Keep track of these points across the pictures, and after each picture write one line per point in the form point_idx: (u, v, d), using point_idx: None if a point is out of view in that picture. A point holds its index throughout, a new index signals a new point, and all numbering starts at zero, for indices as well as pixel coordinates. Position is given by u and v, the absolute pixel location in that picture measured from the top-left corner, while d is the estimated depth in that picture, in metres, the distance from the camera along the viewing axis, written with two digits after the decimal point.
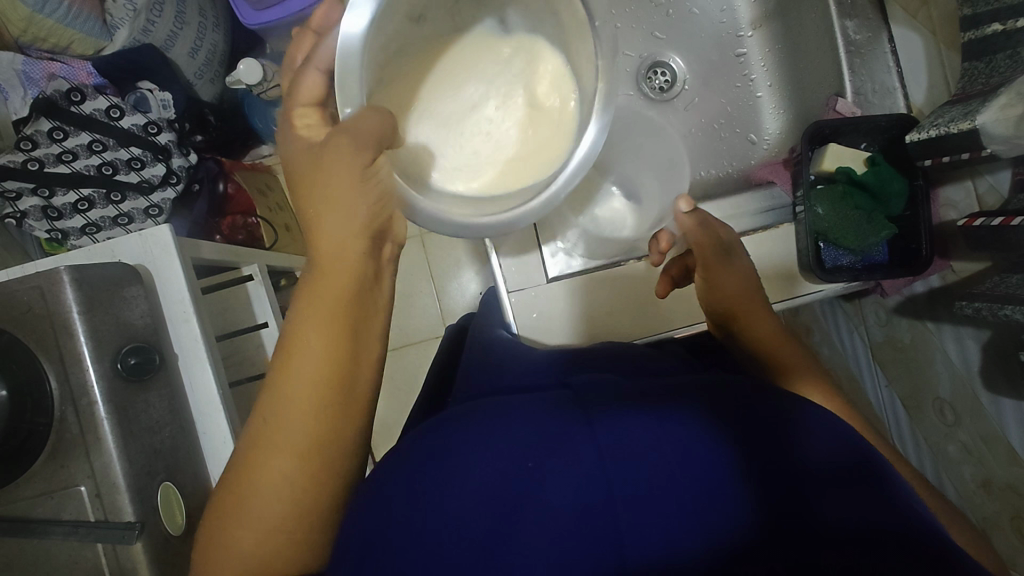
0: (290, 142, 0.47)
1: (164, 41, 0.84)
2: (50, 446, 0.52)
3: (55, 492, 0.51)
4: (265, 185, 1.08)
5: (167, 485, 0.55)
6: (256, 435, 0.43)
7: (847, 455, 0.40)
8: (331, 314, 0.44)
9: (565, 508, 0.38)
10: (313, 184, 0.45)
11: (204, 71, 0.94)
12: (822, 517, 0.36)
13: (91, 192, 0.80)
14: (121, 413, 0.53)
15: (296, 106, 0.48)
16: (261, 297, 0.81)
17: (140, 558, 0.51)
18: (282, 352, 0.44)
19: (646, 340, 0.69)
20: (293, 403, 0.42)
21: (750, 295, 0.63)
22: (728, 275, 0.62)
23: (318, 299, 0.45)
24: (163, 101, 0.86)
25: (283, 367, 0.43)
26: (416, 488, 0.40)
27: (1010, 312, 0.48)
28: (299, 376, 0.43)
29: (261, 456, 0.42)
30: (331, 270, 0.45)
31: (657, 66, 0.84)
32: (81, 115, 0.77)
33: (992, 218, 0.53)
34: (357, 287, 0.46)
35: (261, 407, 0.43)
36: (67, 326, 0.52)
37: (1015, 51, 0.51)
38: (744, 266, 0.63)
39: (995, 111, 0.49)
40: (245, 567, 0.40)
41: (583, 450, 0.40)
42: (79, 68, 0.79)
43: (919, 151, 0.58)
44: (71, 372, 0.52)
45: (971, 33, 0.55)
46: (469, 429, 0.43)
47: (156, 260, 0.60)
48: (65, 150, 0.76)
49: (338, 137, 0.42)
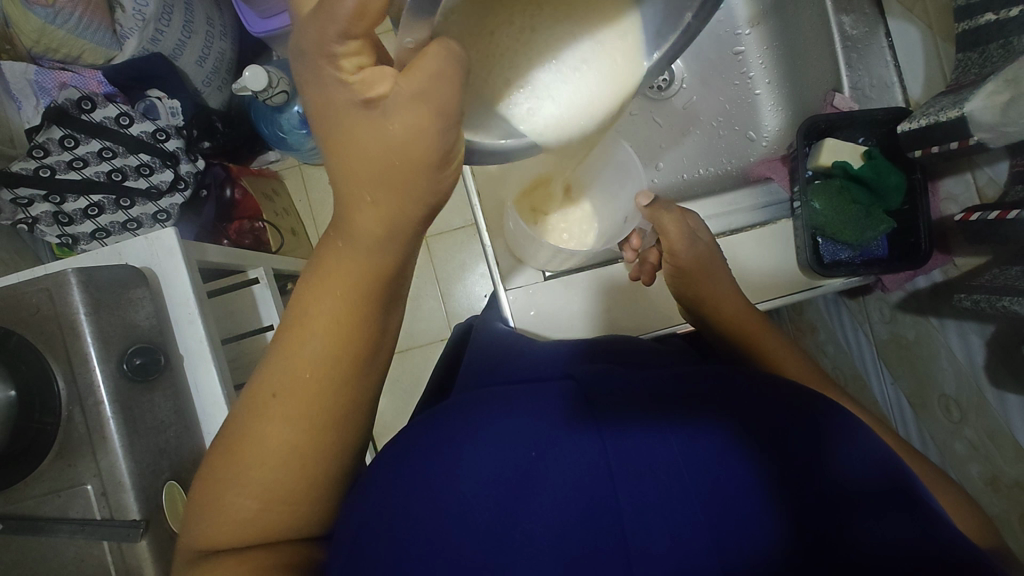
0: (329, 88, 0.36)
1: (172, 49, 0.86)
2: (58, 446, 0.53)
3: (62, 491, 0.52)
4: (272, 191, 1.10)
5: (172, 484, 0.56)
6: (257, 404, 0.42)
7: (864, 461, 0.40)
8: (352, 297, 0.42)
9: (569, 508, 0.38)
10: (357, 152, 0.37)
11: (212, 79, 0.95)
12: (857, 543, 0.34)
13: (102, 197, 0.81)
14: (127, 413, 0.54)
15: (337, 34, 0.33)
16: (267, 299, 0.82)
17: (145, 556, 0.52)
18: (293, 329, 0.42)
19: (652, 336, 0.69)
20: (303, 381, 0.41)
21: (731, 287, 0.63)
22: (708, 265, 0.63)
23: (339, 280, 0.42)
24: (172, 108, 0.88)
25: (298, 346, 0.41)
26: (422, 489, 0.39)
27: (1010, 304, 0.48)
28: (313, 358, 0.41)
29: (269, 438, 0.41)
30: (351, 254, 0.41)
31: None
32: (92, 123, 0.79)
33: (989, 213, 0.53)
34: (384, 276, 0.43)
35: (274, 384, 0.42)
36: (75, 327, 0.53)
37: (1008, 41, 0.50)
38: (719, 257, 0.64)
39: (984, 99, 0.49)
40: (241, 537, 0.40)
41: (589, 454, 0.40)
42: (90, 77, 0.82)
43: (908, 141, 0.59)
44: (78, 372, 0.53)
45: (966, 24, 0.54)
46: (474, 427, 0.43)
47: (160, 263, 0.61)
48: (75, 158, 0.78)
49: (404, 106, 0.35)
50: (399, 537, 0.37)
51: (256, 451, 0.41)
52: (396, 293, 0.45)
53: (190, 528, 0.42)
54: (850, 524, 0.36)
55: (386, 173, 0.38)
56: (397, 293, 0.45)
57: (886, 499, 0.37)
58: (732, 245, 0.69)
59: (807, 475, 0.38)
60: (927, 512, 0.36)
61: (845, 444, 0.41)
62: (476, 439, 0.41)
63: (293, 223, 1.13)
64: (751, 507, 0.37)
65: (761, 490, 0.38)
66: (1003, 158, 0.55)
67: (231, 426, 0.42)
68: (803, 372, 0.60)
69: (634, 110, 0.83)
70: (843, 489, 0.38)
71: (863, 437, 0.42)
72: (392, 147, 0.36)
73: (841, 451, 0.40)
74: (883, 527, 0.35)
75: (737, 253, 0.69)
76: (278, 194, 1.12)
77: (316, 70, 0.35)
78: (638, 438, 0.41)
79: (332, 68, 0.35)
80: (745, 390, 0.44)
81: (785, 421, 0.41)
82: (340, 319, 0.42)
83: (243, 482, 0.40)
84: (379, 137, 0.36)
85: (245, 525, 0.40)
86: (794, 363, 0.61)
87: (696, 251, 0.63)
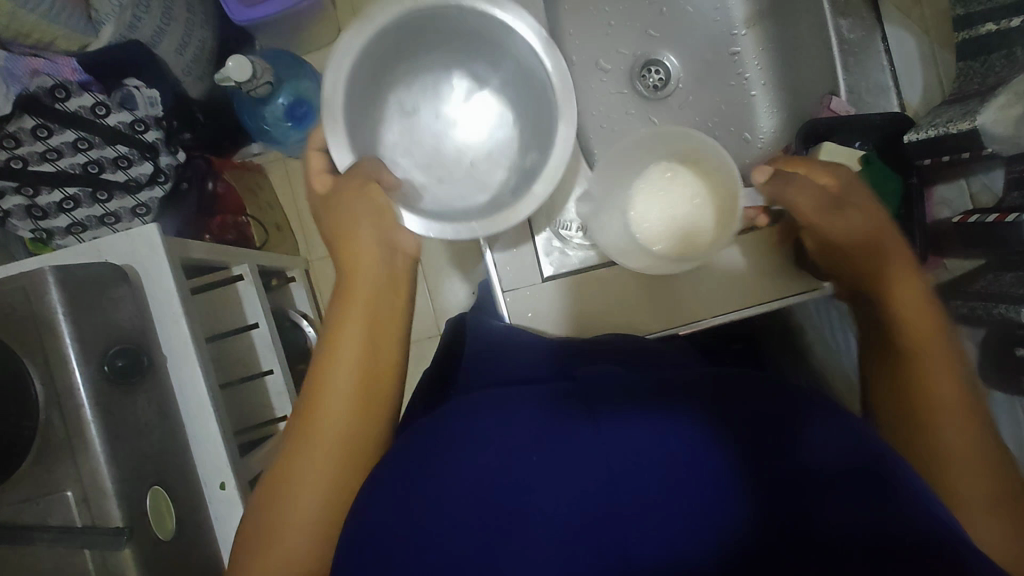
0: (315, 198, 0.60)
1: (151, 37, 0.82)
2: (35, 451, 0.50)
3: (41, 497, 0.50)
4: (255, 184, 1.07)
5: (156, 490, 0.54)
6: (303, 429, 0.51)
7: (840, 444, 0.39)
8: (366, 317, 0.55)
9: (563, 506, 0.39)
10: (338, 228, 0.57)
11: (192, 68, 0.92)
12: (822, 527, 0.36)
13: (77, 190, 0.79)
14: (109, 416, 0.52)
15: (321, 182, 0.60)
16: (253, 299, 0.79)
17: (129, 563, 0.50)
18: (327, 355, 0.54)
19: (658, 336, 0.69)
20: (338, 396, 0.51)
21: (888, 243, 0.55)
22: (860, 230, 0.55)
23: (352, 306, 0.55)
24: (151, 99, 0.83)
25: (330, 375, 0.52)
26: (401, 485, 0.41)
27: (1005, 311, 0.55)
28: (343, 372, 0.52)
29: (319, 444, 0.49)
30: (359, 282, 0.56)
31: (651, 65, 0.81)
32: (67, 112, 0.75)
33: (986, 217, 0.58)
34: (380, 295, 0.57)
35: (321, 403, 0.51)
36: (53, 328, 0.51)
37: (1010, 51, 0.57)
38: (874, 215, 0.56)
39: (996, 111, 0.55)
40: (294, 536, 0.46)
41: (587, 451, 0.40)
42: (64, 64, 0.75)
43: (918, 149, 0.62)
44: (56, 375, 0.51)
45: (966, 34, 0.62)
46: (464, 422, 0.43)
47: (142, 260, 0.60)
48: (49, 148, 0.75)
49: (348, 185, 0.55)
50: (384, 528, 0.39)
51: (311, 459, 0.49)
52: (405, 299, 0.59)
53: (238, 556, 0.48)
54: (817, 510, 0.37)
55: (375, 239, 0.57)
56: (391, 304, 0.58)
57: (864, 485, 0.37)
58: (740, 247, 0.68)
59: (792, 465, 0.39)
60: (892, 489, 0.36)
61: (822, 425, 0.40)
62: (468, 433, 0.42)
63: (278, 218, 1.10)
64: (724, 504, 0.38)
65: (735, 483, 0.39)
66: (1000, 168, 0.61)
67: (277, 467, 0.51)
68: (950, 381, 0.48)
69: (615, 88, 0.81)
70: (815, 477, 0.38)
71: (846, 417, 0.41)
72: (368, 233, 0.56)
73: (809, 431, 0.40)
74: (858, 513, 0.36)
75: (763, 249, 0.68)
76: (262, 188, 1.09)
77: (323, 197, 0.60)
78: (630, 428, 0.41)
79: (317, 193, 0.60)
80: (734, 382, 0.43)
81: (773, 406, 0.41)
82: (367, 327, 0.55)
83: (295, 495, 0.48)
84: (349, 218, 0.56)
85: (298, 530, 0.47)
86: (944, 350, 0.50)
87: (845, 209, 0.56)
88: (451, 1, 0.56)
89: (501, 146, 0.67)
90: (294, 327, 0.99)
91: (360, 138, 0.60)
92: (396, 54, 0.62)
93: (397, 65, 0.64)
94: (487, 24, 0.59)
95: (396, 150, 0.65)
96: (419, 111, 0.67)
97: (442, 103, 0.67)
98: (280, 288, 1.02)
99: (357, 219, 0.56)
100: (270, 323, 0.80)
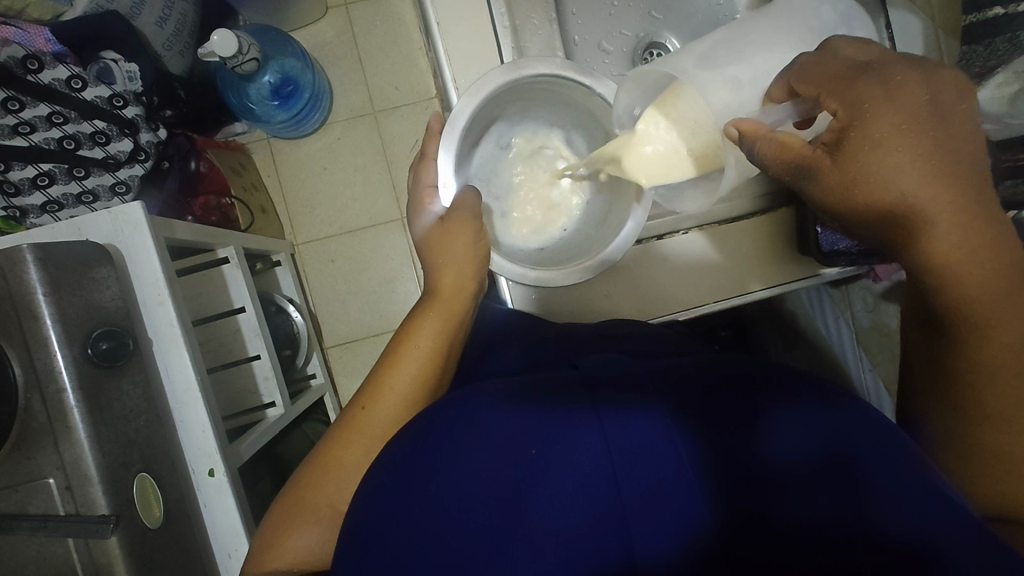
0: (421, 212, 0.66)
1: (129, 9, 0.79)
2: (15, 437, 0.48)
3: (22, 484, 0.48)
4: (240, 165, 1.04)
5: (142, 477, 0.52)
6: (352, 420, 0.53)
7: (808, 435, 0.38)
8: (444, 322, 0.59)
9: (541, 506, 0.37)
10: (438, 244, 0.62)
11: (173, 42, 0.89)
12: (784, 519, 0.35)
13: (52, 166, 0.73)
14: (93, 401, 0.50)
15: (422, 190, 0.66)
16: (238, 280, 0.77)
17: (116, 552, 0.48)
18: (393, 353, 0.57)
19: (660, 320, 0.69)
20: (397, 393, 0.54)
21: (928, 184, 0.41)
22: (888, 181, 0.42)
23: (437, 311, 0.59)
24: (130, 73, 0.80)
25: (394, 373, 0.55)
26: (380, 485, 0.41)
27: None
28: (408, 377, 0.55)
29: (361, 438, 0.52)
30: (445, 294, 0.61)
31: (654, 48, 0.83)
32: (40, 84, 0.70)
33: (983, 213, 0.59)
34: (455, 310, 0.60)
35: (381, 398, 0.54)
36: (32, 309, 0.48)
37: (1014, 35, 0.58)
38: (917, 146, 0.41)
39: (994, 90, 0.58)
40: (313, 526, 0.48)
41: (572, 444, 0.39)
42: (36, 34, 0.71)
43: None
44: (37, 358, 0.48)
45: (973, 16, 0.62)
46: (458, 415, 0.42)
47: (125, 239, 0.58)
48: (21, 122, 0.69)
49: (455, 215, 0.61)
50: (368, 525, 0.40)
51: (350, 455, 0.51)
52: (469, 318, 0.62)
53: (260, 538, 0.50)
54: (778, 501, 0.36)
55: (466, 262, 0.61)
56: (462, 321, 0.60)
57: (828, 478, 0.37)
58: (736, 232, 0.68)
59: (781, 460, 0.37)
60: (861, 498, 0.35)
61: (790, 419, 0.39)
62: (460, 426, 0.41)
63: (262, 199, 1.08)
64: (685, 501, 0.36)
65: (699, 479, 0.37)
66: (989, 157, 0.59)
67: (315, 455, 0.53)
68: (1003, 347, 0.42)
69: (617, 71, 0.82)
70: (773, 471, 0.37)
71: (819, 406, 0.40)
72: (459, 263, 0.61)
73: (782, 427, 0.38)
74: (818, 513, 0.35)
75: (773, 235, 0.68)
76: (247, 169, 1.06)
77: (421, 207, 0.66)
78: (627, 414, 0.39)
79: (417, 203, 0.66)
80: (725, 372, 0.43)
81: (763, 397, 0.40)
82: (440, 334, 0.58)
83: (325, 490, 0.50)
84: (446, 248, 0.61)
85: (314, 525, 0.48)
86: (995, 317, 0.42)
87: (849, 155, 0.43)
88: (579, 77, 0.63)
89: (569, 203, 0.74)
90: (280, 311, 0.97)
91: (461, 165, 0.67)
92: (512, 102, 0.69)
93: (505, 110, 0.70)
94: (600, 106, 0.67)
95: (480, 180, 0.73)
96: (507, 151, 0.75)
97: (530, 153, 0.75)
98: (266, 273, 1.00)
99: (464, 251, 0.61)
100: (257, 306, 0.78)
